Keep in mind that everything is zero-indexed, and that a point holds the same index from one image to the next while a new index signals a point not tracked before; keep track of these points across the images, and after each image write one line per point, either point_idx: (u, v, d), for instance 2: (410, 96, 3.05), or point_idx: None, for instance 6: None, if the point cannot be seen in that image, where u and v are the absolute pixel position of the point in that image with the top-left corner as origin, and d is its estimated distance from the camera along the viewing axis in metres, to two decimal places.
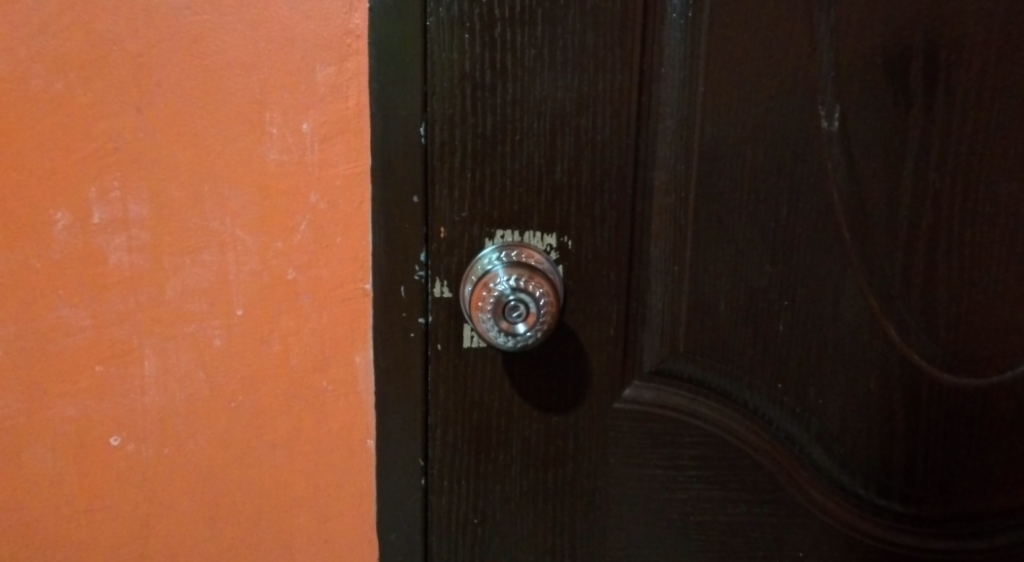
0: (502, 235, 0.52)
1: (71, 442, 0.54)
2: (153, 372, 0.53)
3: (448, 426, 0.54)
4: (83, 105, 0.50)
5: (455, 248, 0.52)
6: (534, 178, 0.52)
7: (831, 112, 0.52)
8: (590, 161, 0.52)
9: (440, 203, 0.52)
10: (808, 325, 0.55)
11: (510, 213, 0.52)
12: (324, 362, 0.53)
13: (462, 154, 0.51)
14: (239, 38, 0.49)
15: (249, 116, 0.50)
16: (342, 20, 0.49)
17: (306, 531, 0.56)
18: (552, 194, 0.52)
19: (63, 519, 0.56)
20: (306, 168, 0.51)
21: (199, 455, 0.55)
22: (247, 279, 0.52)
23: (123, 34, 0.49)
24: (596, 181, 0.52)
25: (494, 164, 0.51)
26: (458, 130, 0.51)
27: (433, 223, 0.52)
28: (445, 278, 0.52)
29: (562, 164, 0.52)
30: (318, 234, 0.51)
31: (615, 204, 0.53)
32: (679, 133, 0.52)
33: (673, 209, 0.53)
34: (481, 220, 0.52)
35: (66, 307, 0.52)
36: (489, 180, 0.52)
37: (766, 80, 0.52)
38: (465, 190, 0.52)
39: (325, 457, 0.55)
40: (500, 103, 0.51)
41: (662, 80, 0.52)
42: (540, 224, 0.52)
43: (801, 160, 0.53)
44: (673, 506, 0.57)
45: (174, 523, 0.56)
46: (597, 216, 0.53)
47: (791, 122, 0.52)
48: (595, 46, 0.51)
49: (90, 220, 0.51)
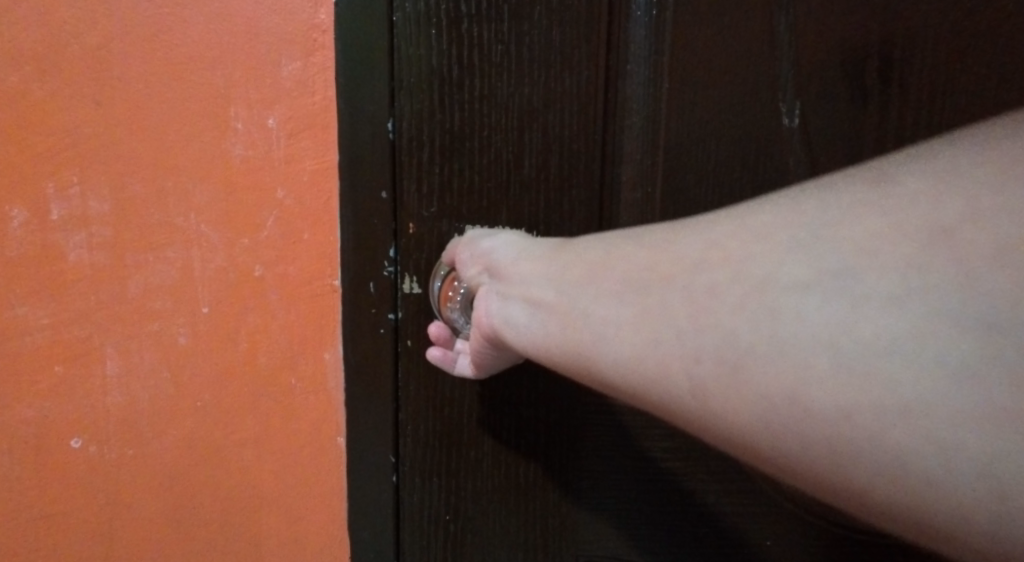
0: (472, 231, 0.53)
1: (29, 444, 0.52)
2: (116, 371, 0.52)
3: (419, 422, 0.54)
4: (40, 98, 0.49)
5: (424, 243, 0.53)
6: (503, 173, 0.53)
7: (791, 109, 0.52)
8: (558, 156, 0.53)
9: (408, 200, 0.52)
10: None
11: (479, 209, 0.53)
12: (293, 359, 0.53)
13: (430, 150, 0.51)
14: (203, 32, 0.48)
15: (214, 111, 0.49)
16: (307, 15, 0.49)
17: (275, 534, 0.55)
18: (521, 189, 0.53)
19: (19, 527, 0.53)
20: (272, 163, 0.50)
21: (163, 457, 0.53)
22: (213, 275, 0.51)
23: (83, 27, 0.48)
24: (564, 175, 0.54)
25: (462, 158, 0.52)
26: (425, 125, 0.51)
27: (401, 219, 0.52)
28: (413, 275, 0.53)
29: (530, 159, 0.53)
30: (286, 230, 0.51)
31: (584, 199, 0.54)
32: (645, 128, 0.55)
33: (640, 205, 0.55)
34: (449, 217, 0.53)
35: (24, 307, 0.51)
36: (458, 176, 0.52)
37: (731, 76, 0.52)
38: (433, 186, 0.52)
39: (295, 456, 0.54)
40: (467, 96, 0.51)
41: (628, 77, 0.54)
42: (509, 219, 0.53)
43: (766, 154, 0.53)
44: (645, 498, 0.57)
45: (137, 529, 0.54)
46: (566, 211, 0.54)
47: (756, 115, 0.53)
48: (561, 41, 0.52)
49: (49, 216, 0.50)
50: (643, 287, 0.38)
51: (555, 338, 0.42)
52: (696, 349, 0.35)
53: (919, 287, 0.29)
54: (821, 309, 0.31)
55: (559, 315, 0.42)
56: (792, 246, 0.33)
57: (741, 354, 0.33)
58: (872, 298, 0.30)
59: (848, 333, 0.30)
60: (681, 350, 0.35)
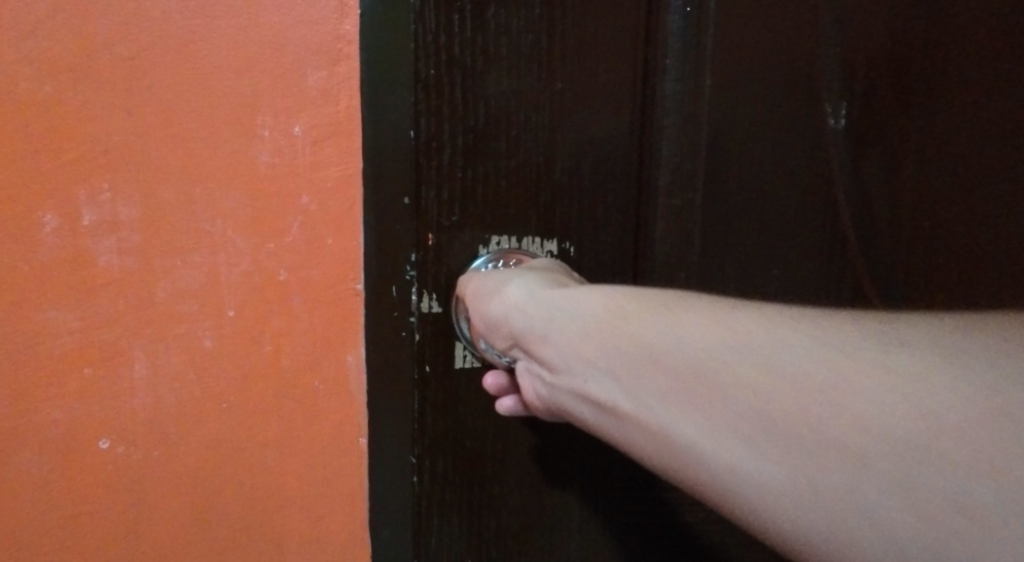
0: (497, 242, 0.58)
1: (57, 446, 0.52)
2: (143, 373, 0.53)
3: (438, 456, 0.59)
4: (72, 106, 0.49)
5: (443, 249, 0.57)
6: (532, 176, 0.57)
7: (837, 109, 0.61)
8: (590, 158, 0.58)
9: (429, 205, 0.56)
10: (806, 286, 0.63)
11: (506, 213, 0.57)
12: (315, 361, 0.55)
13: (452, 151, 0.56)
14: (232, 43, 0.50)
15: (240, 120, 0.51)
16: (333, 26, 0.51)
17: (295, 533, 0.56)
18: (552, 193, 0.58)
19: (41, 532, 0.53)
20: (297, 169, 0.52)
21: (188, 459, 0.54)
22: (238, 280, 0.53)
23: (115, 37, 0.49)
24: (598, 178, 0.59)
25: (489, 164, 0.57)
26: (447, 124, 0.55)
27: (422, 229, 0.56)
28: (431, 288, 0.57)
29: (561, 163, 0.58)
30: (310, 235, 0.53)
31: (621, 202, 0.60)
32: (682, 128, 0.60)
33: (677, 208, 0.61)
34: (471, 224, 0.57)
35: (54, 310, 0.51)
36: (482, 179, 0.57)
37: (777, 64, 0.60)
38: (454, 192, 0.56)
39: (318, 455, 0.56)
40: (499, 101, 0.56)
41: (665, 73, 0.59)
42: (539, 228, 0.58)
43: (805, 122, 0.61)
44: (672, 527, 0.64)
45: (164, 530, 0.54)
46: (600, 218, 0.59)
47: (797, 109, 0.61)
48: (595, 31, 0.57)
49: (80, 222, 0.50)
50: (694, 411, 0.40)
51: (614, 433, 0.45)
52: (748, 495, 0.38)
53: (991, 510, 0.32)
54: (923, 502, 0.33)
55: (612, 415, 0.44)
56: (853, 418, 0.35)
57: (818, 514, 0.36)
58: (979, 487, 0.32)
59: (900, 521, 0.34)
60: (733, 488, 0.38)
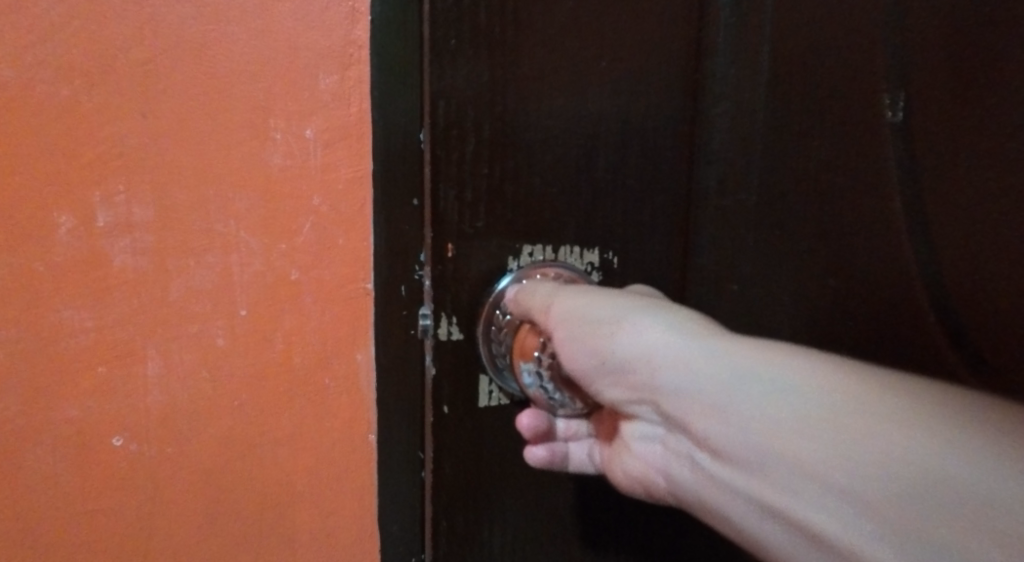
0: (530, 251, 0.58)
1: (71, 444, 0.53)
2: (156, 371, 0.54)
3: (454, 492, 0.59)
4: (88, 109, 0.50)
5: (467, 260, 0.57)
6: (571, 172, 0.58)
7: (894, 101, 0.53)
8: (634, 151, 0.59)
9: (447, 211, 0.56)
10: (878, 302, 0.55)
11: (540, 215, 0.58)
12: (326, 359, 0.56)
13: (476, 150, 0.56)
14: (245, 47, 0.51)
15: (253, 123, 0.52)
16: (345, 31, 0.53)
17: (306, 527, 0.58)
18: (593, 191, 0.59)
19: (55, 528, 0.54)
20: (309, 171, 0.53)
21: (200, 456, 0.55)
22: (250, 279, 0.54)
23: (131, 41, 0.50)
24: (643, 174, 0.60)
25: (525, 165, 0.57)
26: (473, 120, 0.55)
27: (441, 237, 0.56)
28: (450, 307, 0.57)
29: (603, 159, 0.59)
30: (321, 236, 0.54)
31: (666, 200, 0.61)
32: (731, 116, 0.60)
33: (726, 205, 0.61)
34: (497, 231, 0.57)
35: (69, 310, 0.52)
36: (511, 176, 0.57)
37: (841, 37, 0.55)
38: (477, 198, 0.57)
39: (328, 452, 0.57)
40: (533, 98, 0.56)
41: (713, 56, 0.60)
42: (577, 234, 0.59)
43: (862, 114, 0.54)
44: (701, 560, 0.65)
45: (176, 527, 0.55)
46: (644, 219, 0.60)
47: (851, 78, 0.55)
48: (635, 9, 0.58)
49: (95, 223, 0.51)
50: (768, 469, 0.44)
51: (692, 454, 0.49)
52: (797, 537, 0.43)
53: None
54: None
55: (695, 443, 0.48)
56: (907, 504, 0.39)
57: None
58: None
59: None
60: (786, 527, 0.44)
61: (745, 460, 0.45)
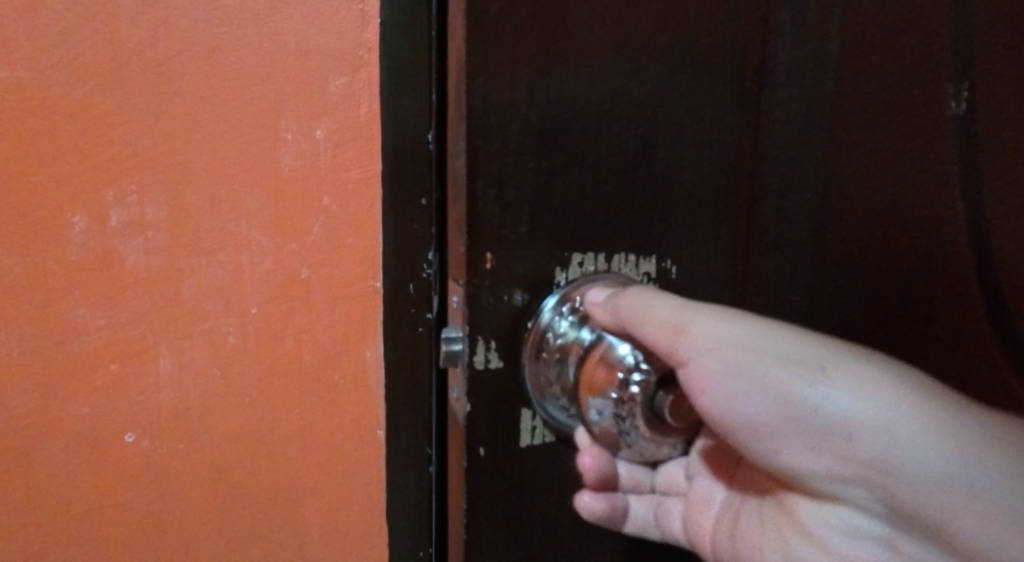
0: (579, 263, 0.55)
1: (84, 441, 0.54)
2: (168, 369, 0.54)
3: (500, 524, 0.55)
4: (101, 111, 0.51)
5: (508, 275, 0.53)
6: (631, 171, 0.56)
7: (958, 95, 0.62)
8: (698, 145, 0.58)
9: (485, 217, 0.52)
10: (908, 282, 0.64)
11: (594, 219, 0.55)
12: (336, 357, 0.57)
13: (524, 148, 0.52)
14: (256, 50, 0.52)
15: (264, 125, 0.53)
16: (355, 34, 0.53)
17: (316, 521, 0.59)
18: (651, 191, 0.56)
19: (68, 522, 0.55)
20: (319, 172, 0.54)
21: (211, 452, 0.56)
22: (261, 278, 0.55)
23: (144, 43, 0.51)
24: (708, 170, 0.58)
25: (582, 164, 0.54)
26: (521, 115, 0.51)
27: (480, 248, 0.52)
28: (485, 323, 0.53)
29: (662, 154, 0.57)
30: (330, 235, 0.55)
31: (723, 201, 0.60)
32: (803, 100, 0.62)
33: (783, 193, 0.63)
34: (544, 237, 0.54)
35: (83, 308, 0.53)
36: (566, 174, 0.53)
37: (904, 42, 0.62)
38: (519, 203, 0.52)
39: (338, 448, 0.58)
40: (588, 93, 0.53)
41: (778, 41, 0.61)
42: (631, 239, 0.56)
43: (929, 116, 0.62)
44: None
45: (187, 522, 0.57)
46: (704, 220, 0.59)
47: (921, 81, 0.62)
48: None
49: (108, 223, 0.52)
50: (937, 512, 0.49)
51: (824, 488, 0.52)
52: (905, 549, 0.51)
53: None
54: None
55: (842, 484, 0.51)
56: None
57: None
58: None
59: None
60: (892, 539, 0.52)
61: (903, 496, 0.50)
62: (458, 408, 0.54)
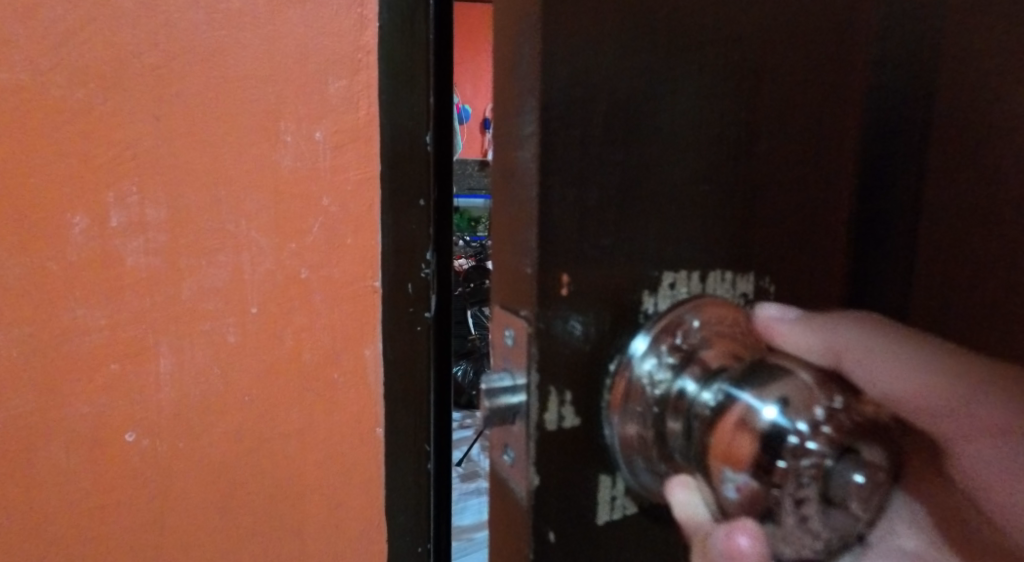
0: (664, 289, 0.43)
1: (84, 440, 0.55)
2: (169, 368, 0.55)
3: None
4: (101, 113, 0.52)
5: (584, 306, 0.41)
6: (719, 168, 0.44)
7: None
8: (793, 131, 0.46)
9: (557, 235, 0.40)
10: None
11: (680, 230, 0.43)
12: (336, 356, 0.57)
13: (601, 144, 0.41)
14: (256, 53, 0.53)
15: (264, 127, 0.54)
16: (353, 37, 0.54)
17: (317, 519, 0.59)
18: (745, 193, 0.45)
19: (68, 522, 0.55)
20: (319, 172, 0.55)
21: (211, 450, 0.57)
22: (261, 278, 0.55)
23: (144, 46, 0.51)
24: (806, 165, 0.47)
25: (661, 161, 0.42)
26: (591, 101, 0.40)
27: (555, 275, 0.40)
28: (552, 371, 0.41)
29: (756, 143, 0.45)
30: (330, 235, 0.56)
31: (828, 206, 0.48)
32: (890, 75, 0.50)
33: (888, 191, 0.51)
34: (629, 257, 0.42)
35: (82, 309, 0.53)
36: (645, 176, 0.42)
37: None
38: (593, 214, 0.41)
39: (337, 447, 0.58)
40: (660, 71, 0.42)
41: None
42: (723, 251, 0.45)
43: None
44: None
45: (187, 520, 0.57)
46: (807, 226, 0.47)
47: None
48: None
49: (109, 224, 0.53)
50: None
51: None
52: None
53: None
54: None
55: None
56: None
57: None
58: None
59: None
60: None
61: None
62: (519, 481, 0.42)
